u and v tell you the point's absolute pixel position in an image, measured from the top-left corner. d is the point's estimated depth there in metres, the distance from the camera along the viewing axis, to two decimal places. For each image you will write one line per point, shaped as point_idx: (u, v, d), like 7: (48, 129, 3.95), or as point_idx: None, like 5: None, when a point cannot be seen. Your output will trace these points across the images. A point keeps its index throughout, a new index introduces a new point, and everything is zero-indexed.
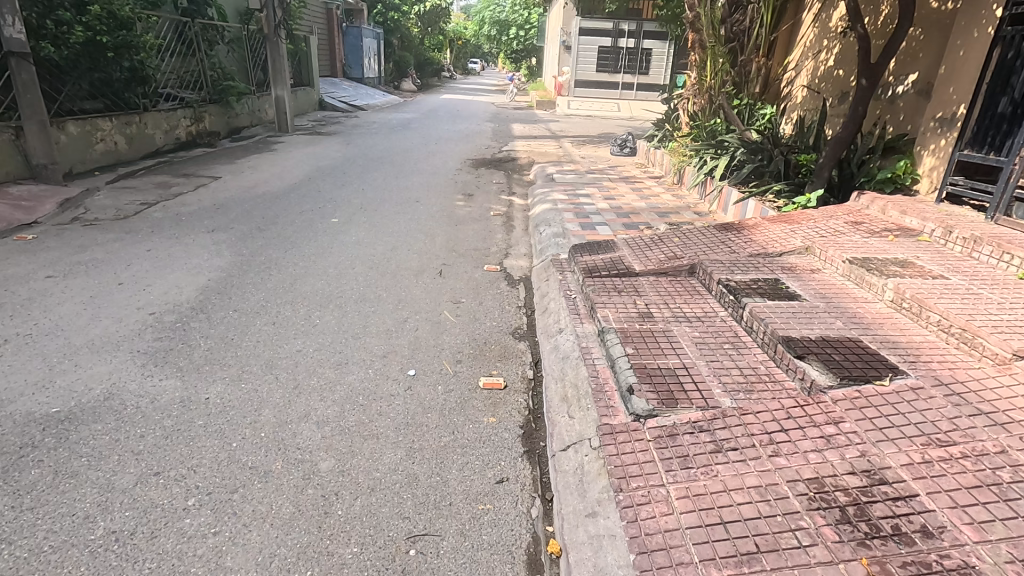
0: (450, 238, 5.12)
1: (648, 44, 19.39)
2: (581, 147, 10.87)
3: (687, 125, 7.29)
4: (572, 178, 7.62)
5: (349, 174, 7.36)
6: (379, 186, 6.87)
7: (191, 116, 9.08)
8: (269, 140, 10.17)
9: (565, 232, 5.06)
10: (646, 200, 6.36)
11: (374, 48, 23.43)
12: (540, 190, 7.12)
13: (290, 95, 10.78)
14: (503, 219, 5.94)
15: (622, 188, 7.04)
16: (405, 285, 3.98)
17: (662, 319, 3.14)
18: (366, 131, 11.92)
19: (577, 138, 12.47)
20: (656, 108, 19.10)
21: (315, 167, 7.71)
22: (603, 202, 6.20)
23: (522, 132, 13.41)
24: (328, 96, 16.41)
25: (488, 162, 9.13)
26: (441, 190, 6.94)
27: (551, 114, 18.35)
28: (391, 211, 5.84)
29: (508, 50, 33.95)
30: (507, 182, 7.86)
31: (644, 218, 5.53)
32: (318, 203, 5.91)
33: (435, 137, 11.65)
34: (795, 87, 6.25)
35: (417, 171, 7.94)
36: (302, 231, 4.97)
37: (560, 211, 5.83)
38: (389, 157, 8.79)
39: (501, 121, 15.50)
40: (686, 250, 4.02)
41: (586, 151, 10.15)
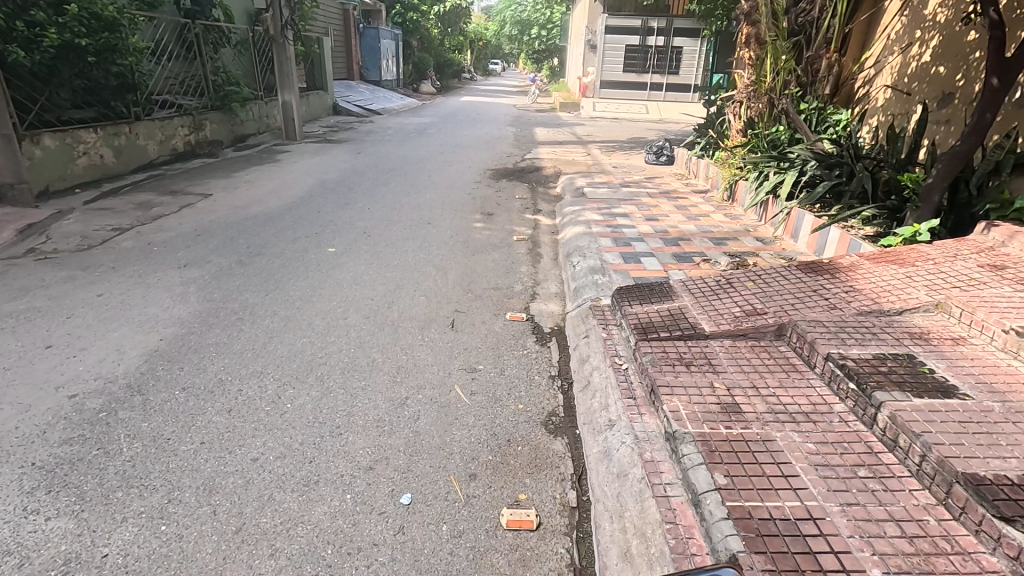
0: (466, 272, 4.28)
1: (678, 42, 18.38)
2: (611, 154, 9.96)
3: (739, 132, 6.36)
4: (605, 193, 6.73)
5: (355, 190, 6.59)
6: (386, 204, 6.07)
7: (191, 124, 8.43)
8: (275, 149, 9.48)
9: (605, 267, 4.19)
10: (695, 222, 5.45)
11: (392, 49, 22.78)
12: (568, 207, 6.25)
13: (299, 101, 10.10)
14: (528, 245, 5.09)
15: (664, 205, 6.13)
16: (407, 344, 3.16)
17: (756, 418, 2.25)
18: (379, 137, 11.18)
19: (606, 143, 11.56)
20: (687, 109, 18.07)
21: (319, 181, 6.96)
22: (645, 225, 5.31)
23: (547, 137, 12.54)
24: (343, 100, 15.78)
25: (510, 173, 8.28)
26: (457, 208, 6.12)
27: (575, 116, 17.46)
28: (399, 237, 5.03)
29: (530, 51, 33.16)
30: (532, 197, 7.01)
31: (696, 247, 4.64)
32: (315, 227, 5.14)
33: (453, 144, 10.86)
34: (875, 87, 5.30)
35: (431, 185, 7.14)
36: (291, 266, 4.19)
37: (595, 237, 4.95)
38: (401, 168, 8.01)
39: (524, 125, 14.66)
40: (767, 301, 3.12)
41: (618, 159, 9.24)
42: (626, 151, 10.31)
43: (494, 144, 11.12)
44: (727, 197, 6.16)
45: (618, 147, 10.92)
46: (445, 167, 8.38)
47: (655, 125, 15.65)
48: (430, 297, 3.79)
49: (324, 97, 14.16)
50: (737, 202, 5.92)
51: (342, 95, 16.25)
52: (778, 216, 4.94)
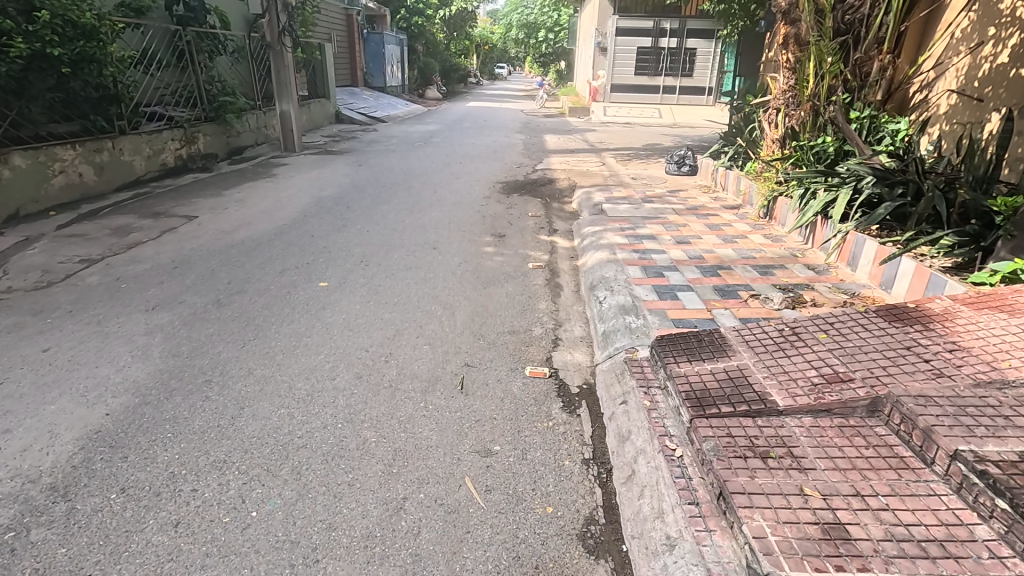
0: (476, 311, 3.73)
1: (692, 43, 17.79)
2: (628, 163, 9.38)
3: (776, 143, 5.76)
4: (626, 210, 6.14)
5: (354, 208, 6.05)
6: (387, 225, 5.52)
7: (183, 137, 7.95)
8: (272, 161, 8.98)
9: (637, 305, 3.61)
10: (732, 245, 4.86)
11: (397, 54, 22.33)
12: (586, 226, 5.67)
13: (298, 110, 9.61)
14: (547, 274, 4.53)
15: (694, 224, 5.54)
16: (407, 416, 2.61)
17: (874, 550, 1.67)
18: (382, 147, 10.66)
19: (621, 151, 10.99)
20: (701, 113, 17.45)
21: (315, 198, 6.45)
22: (676, 249, 4.73)
23: (558, 144, 11.99)
24: (346, 107, 15.32)
25: (522, 186, 7.72)
26: (465, 229, 5.56)
27: (586, 121, 16.90)
28: (400, 267, 4.48)
29: (537, 55, 32.65)
30: (546, 214, 6.45)
31: (739, 278, 4.06)
32: (307, 255, 4.60)
33: (460, 153, 10.32)
34: (937, 92, 4.68)
35: (437, 201, 6.59)
36: (276, 306, 3.65)
37: (622, 266, 4.37)
38: (404, 183, 7.47)
39: (533, 131, 14.11)
40: (850, 361, 2.53)
41: (636, 170, 8.65)
42: (643, 159, 9.73)
43: (503, 153, 10.58)
44: (763, 214, 5.57)
45: (633, 155, 10.34)
46: (452, 180, 7.83)
47: (670, 131, 15.04)
48: (435, 347, 3.24)
49: (325, 105, 13.68)
50: (776, 220, 5.33)
51: (345, 102, 15.77)
52: (831, 241, 4.34)
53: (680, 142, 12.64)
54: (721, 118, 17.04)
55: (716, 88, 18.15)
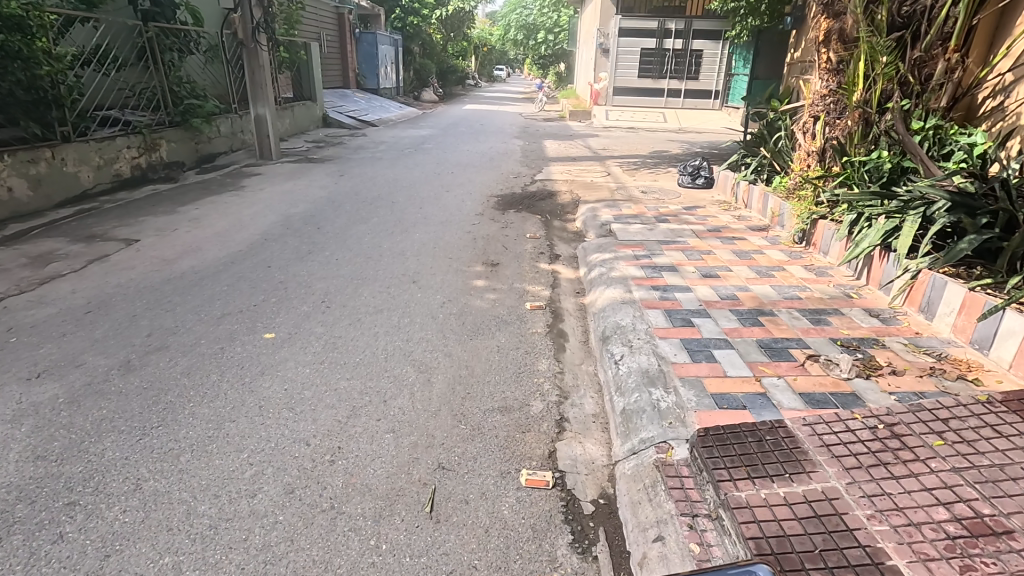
0: (458, 377, 2.93)
1: (698, 45, 17.03)
2: (635, 174, 8.59)
3: (813, 156, 4.98)
4: (638, 232, 5.35)
5: (324, 229, 5.25)
6: (360, 251, 4.72)
7: (143, 144, 7.14)
8: (245, 170, 8.17)
9: (665, 372, 2.82)
10: (769, 279, 4.07)
11: (391, 55, 21.55)
12: (593, 252, 4.87)
13: (276, 114, 8.80)
14: (548, 318, 3.72)
15: (720, 250, 4.75)
16: (347, 568, 1.80)
17: None
18: (369, 155, 9.85)
19: (626, 159, 10.22)
20: (708, 117, 16.71)
21: (283, 216, 5.64)
22: (703, 286, 3.94)
23: (558, 151, 11.21)
24: (335, 110, 14.53)
25: (518, 200, 6.93)
26: (452, 255, 4.76)
27: (587, 125, 16.13)
28: (369, 308, 3.67)
29: (536, 57, 31.92)
30: (546, 235, 5.65)
31: (787, 328, 3.27)
32: (257, 293, 3.79)
33: (453, 162, 9.53)
34: (1017, 97, 3.81)
35: (421, 219, 5.78)
36: (200, 371, 2.84)
37: (639, 310, 3.58)
38: (387, 196, 6.68)
39: (532, 137, 13.34)
40: (996, 500, 1.76)
41: (644, 181, 7.86)
42: (651, 169, 8.96)
43: (499, 161, 9.80)
44: (799, 239, 4.78)
45: (640, 164, 9.56)
46: (442, 193, 7.04)
47: (676, 136, 14.29)
48: (401, 437, 2.44)
49: (311, 108, 12.88)
50: (817, 247, 4.53)
51: (334, 105, 14.98)
52: (896, 281, 3.55)
53: (689, 149, 11.87)
54: (729, 123, 16.28)
55: (724, 91, 17.40)
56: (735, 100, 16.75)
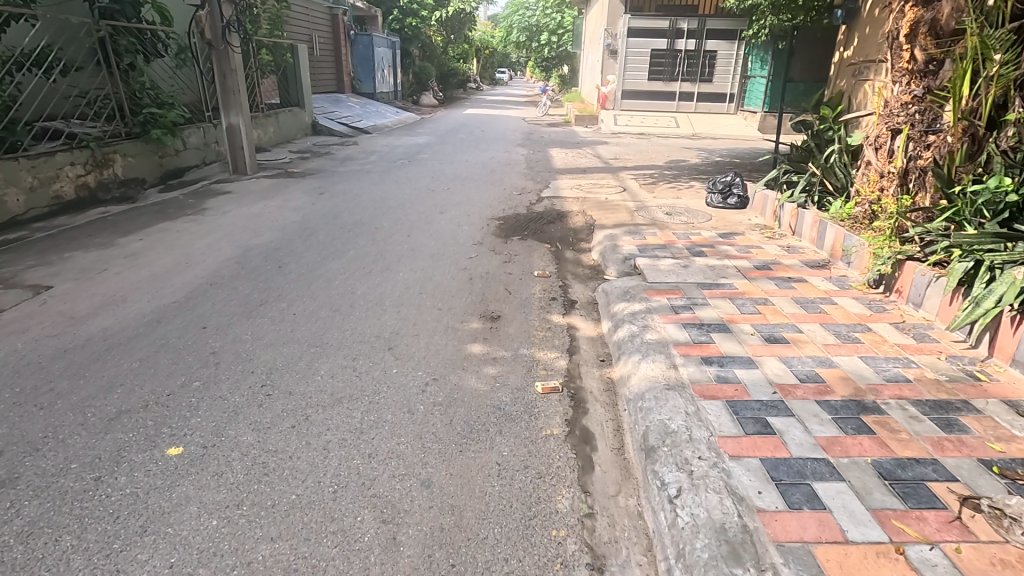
0: (438, 533, 1.97)
1: (712, 45, 16.09)
2: (654, 189, 7.63)
3: (892, 180, 4.01)
4: (670, 269, 4.39)
5: (286, 269, 4.30)
6: (326, 301, 3.76)
7: (92, 160, 6.21)
8: (214, 187, 7.24)
9: (754, 533, 1.85)
10: (855, 346, 3.10)
11: (388, 57, 20.66)
12: (617, 300, 3.91)
13: (251, 123, 7.85)
14: (566, 409, 2.76)
15: (777, 298, 3.78)
16: None
17: None
18: (356, 167, 8.91)
19: (641, 170, 9.26)
20: (723, 122, 15.74)
21: (240, 250, 4.70)
22: (770, 359, 2.97)
23: (566, 160, 10.26)
24: (325, 116, 13.62)
25: (522, 224, 5.96)
26: (441, 306, 3.80)
27: (595, 131, 15.18)
28: (323, 397, 2.72)
29: (539, 59, 31.04)
30: (557, 271, 4.68)
31: (909, 440, 2.30)
32: (176, 371, 2.84)
33: (450, 175, 8.59)
34: None
35: (407, 252, 4.83)
36: (47, 529, 1.89)
37: (692, 402, 2.60)
38: (370, 221, 5.74)
39: (537, 144, 12.40)
40: None
41: (666, 200, 6.91)
42: (670, 184, 8.01)
43: (501, 174, 8.85)
44: (876, 283, 3.81)
45: (657, 178, 8.60)
46: (435, 215, 6.10)
47: (691, 144, 13.34)
48: None
49: (298, 115, 11.96)
50: (904, 296, 3.58)
51: (325, 111, 14.07)
52: None
53: (707, 159, 10.91)
54: (745, 128, 15.32)
55: (739, 94, 16.44)
56: (751, 104, 15.80)
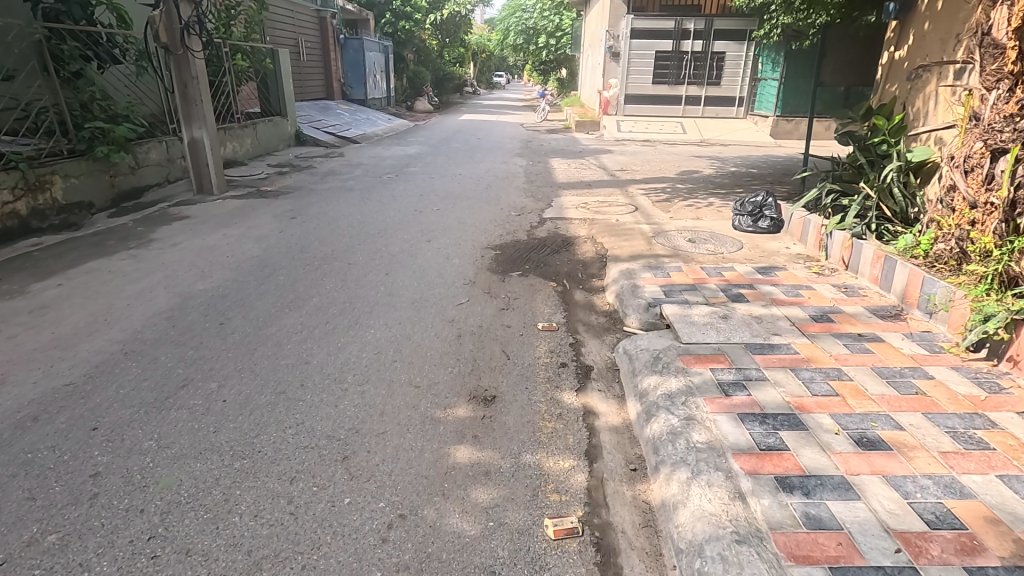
0: None
1: (719, 46, 15.30)
2: (669, 209, 6.78)
3: (994, 215, 3.15)
4: (706, 322, 3.53)
5: (228, 327, 3.45)
6: (268, 379, 2.90)
7: (23, 182, 5.38)
8: (171, 210, 6.39)
9: None
10: (985, 455, 2.25)
11: (380, 62, 19.85)
12: (644, 370, 3.05)
13: (217, 136, 7.01)
14: (589, 571, 1.90)
15: (853, 368, 2.93)
16: None
17: None
18: (337, 183, 8.05)
19: (652, 184, 8.42)
20: (733, 127, 14.94)
21: (178, 298, 3.85)
22: (875, 481, 2.12)
23: (568, 172, 9.43)
24: (310, 125, 12.80)
25: (522, 255, 5.10)
26: (419, 382, 2.95)
27: (597, 138, 14.37)
28: (233, 557, 1.87)
29: (537, 63, 30.25)
30: (565, 322, 3.83)
31: None
32: (32, 512, 2.00)
33: (442, 191, 7.76)
34: None
35: (383, 299, 3.98)
36: None
37: (780, 573, 1.74)
38: (343, 254, 4.88)
39: (536, 154, 11.58)
40: None
41: (686, 223, 6.05)
42: (686, 202, 7.16)
43: (498, 189, 8.02)
44: (979, 347, 2.98)
45: (670, 194, 7.75)
46: (421, 244, 5.26)
47: (699, 151, 12.51)
48: None
49: (279, 124, 11.12)
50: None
51: (310, 120, 13.23)
52: None
53: (721, 169, 10.07)
54: (756, 134, 14.51)
55: (748, 98, 15.66)
56: (762, 108, 15.03)
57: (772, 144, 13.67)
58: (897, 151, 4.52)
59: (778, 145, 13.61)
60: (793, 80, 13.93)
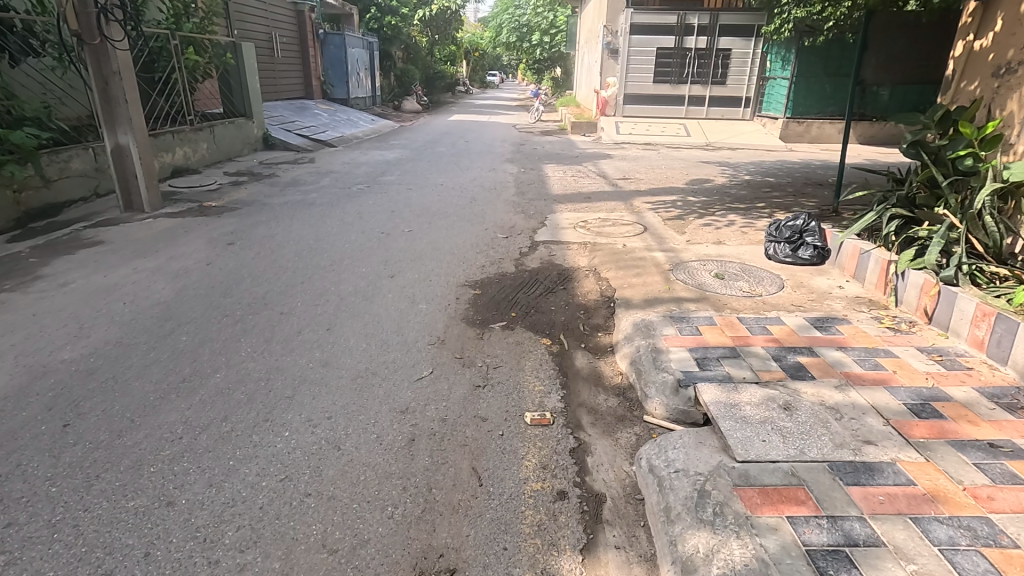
0: None
1: (725, 43, 14.30)
2: (683, 229, 5.74)
3: None
4: (763, 419, 2.48)
5: (74, 431, 2.37)
6: (94, 544, 1.83)
7: None
8: (85, 231, 5.28)
9: None
10: None
11: (364, 59, 18.70)
12: (685, 516, 1.99)
13: (148, 142, 5.92)
14: None
15: (1013, 523, 1.88)
16: None
17: None
18: (298, 195, 6.97)
19: (659, 198, 7.38)
20: (740, 129, 13.94)
21: (26, 375, 2.77)
22: None
23: (563, 182, 8.38)
24: (281, 127, 11.68)
25: (507, 297, 4.05)
26: (336, 547, 1.89)
27: (594, 141, 13.34)
28: None
29: (530, 61, 29.19)
30: (563, 409, 2.77)
31: None
32: None
33: (418, 205, 6.70)
34: None
35: (314, 375, 2.90)
36: None
37: None
38: (277, 297, 3.81)
39: (528, 160, 10.53)
40: None
41: (707, 251, 5.01)
42: (702, 221, 6.13)
43: (483, 203, 6.96)
44: None
45: (681, 209, 6.73)
46: (380, 282, 4.19)
47: (706, 156, 11.52)
48: None
49: (243, 126, 10.02)
50: None
51: (282, 121, 12.09)
52: None
53: (734, 177, 9.06)
54: (765, 137, 13.52)
55: (755, 99, 14.67)
56: (772, 109, 14.07)
57: (783, 148, 12.69)
58: (990, 167, 3.49)
59: (790, 149, 12.64)
60: (806, 79, 13.08)
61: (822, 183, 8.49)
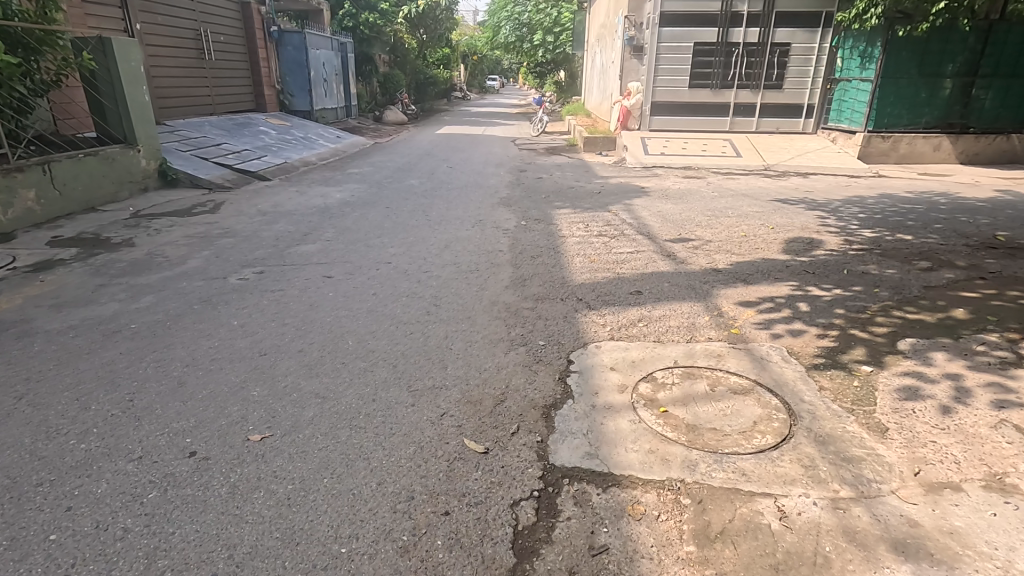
0: None
1: (782, 36, 11.24)
2: (878, 417, 2.62)
3: None
4: None
5: None
6: None
7: None
8: None
9: None
10: None
11: (334, 62, 15.68)
12: None
13: None
14: None
15: None
16: None
17: None
18: (118, 299, 3.89)
19: (762, 288, 4.30)
20: (803, 145, 10.88)
21: None
22: None
23: (590, 247, 5.31)
24: (197, 152, 8.64)
25: None
26: None
27: (617, 164, 10.27)
28: None
29: (531, 62, 26.10)
30: None
31: None
32: None
33: (327, 322, 3.58)
34: None
35: None
36: None
37: None
38: None
39: (534, 198, 7.48)
40: None
41: (1019, 548, 1.86)
42: (890, 375, 2.99)
43: (453, 309, 3.86)
44: None
45: (819, 330, 3.58)
46: None
47: (776, 187, 8.39)
48: None
49: (120, 158, 6.93)
50: None
51: (202, 144, 9.04)
52: None
53: (846, 233, 5.91)
54: (839, 156, 10.42)
55: (819, 107, 11.63)
56: (844, 119, 10.98)
57: (868, 172, 9.62)
58: None
59: (879, 174, 9.52)
60: (894, 81, 10.04)
61: (998, 246, 5.37)
